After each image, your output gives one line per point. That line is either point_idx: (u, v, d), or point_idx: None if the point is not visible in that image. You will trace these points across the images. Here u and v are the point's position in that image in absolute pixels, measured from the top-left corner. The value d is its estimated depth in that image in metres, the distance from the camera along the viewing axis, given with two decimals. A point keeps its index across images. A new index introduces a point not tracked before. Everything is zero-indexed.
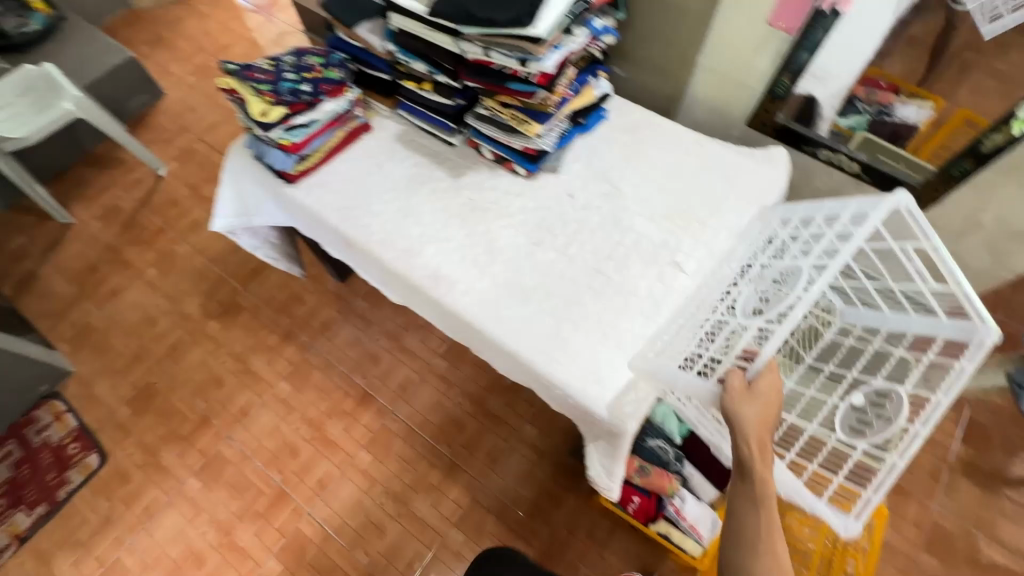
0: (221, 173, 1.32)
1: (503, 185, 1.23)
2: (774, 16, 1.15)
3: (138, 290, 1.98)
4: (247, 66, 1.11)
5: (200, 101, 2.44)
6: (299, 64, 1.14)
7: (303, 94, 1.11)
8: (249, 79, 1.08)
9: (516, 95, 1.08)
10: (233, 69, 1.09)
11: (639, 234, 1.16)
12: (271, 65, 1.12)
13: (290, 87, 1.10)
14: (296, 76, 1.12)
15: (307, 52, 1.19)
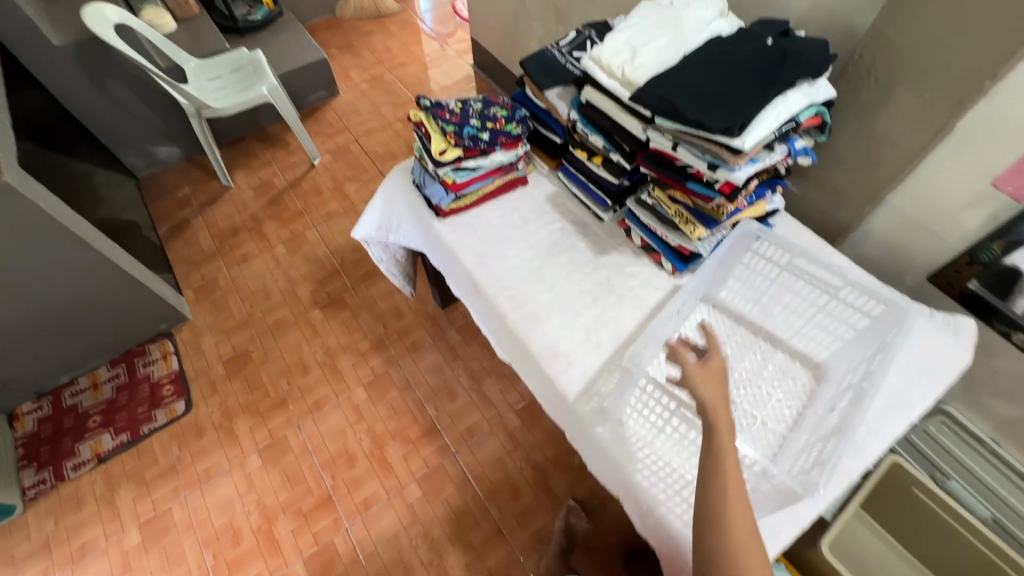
0: (378, 188, 1.39)
1: (645, 276, 1.17)
2: (1001, 177, 1.02)
3: (264, 262, 2.14)
4: (439, 104, 1.16)
5: (367, 107, 2.65)
6: (484, 113, 1.16)
7: (480, 142, 1.14)
8: (437, 118, 1.13)
9: (691, 194, 1.03)
10: (426, 105, 1.14)
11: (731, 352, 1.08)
12: (460, 107, 1.16)
13: (471, 133, 1.13)
14: (479, 123, 1.15)
15: (495, 101, 1.21)
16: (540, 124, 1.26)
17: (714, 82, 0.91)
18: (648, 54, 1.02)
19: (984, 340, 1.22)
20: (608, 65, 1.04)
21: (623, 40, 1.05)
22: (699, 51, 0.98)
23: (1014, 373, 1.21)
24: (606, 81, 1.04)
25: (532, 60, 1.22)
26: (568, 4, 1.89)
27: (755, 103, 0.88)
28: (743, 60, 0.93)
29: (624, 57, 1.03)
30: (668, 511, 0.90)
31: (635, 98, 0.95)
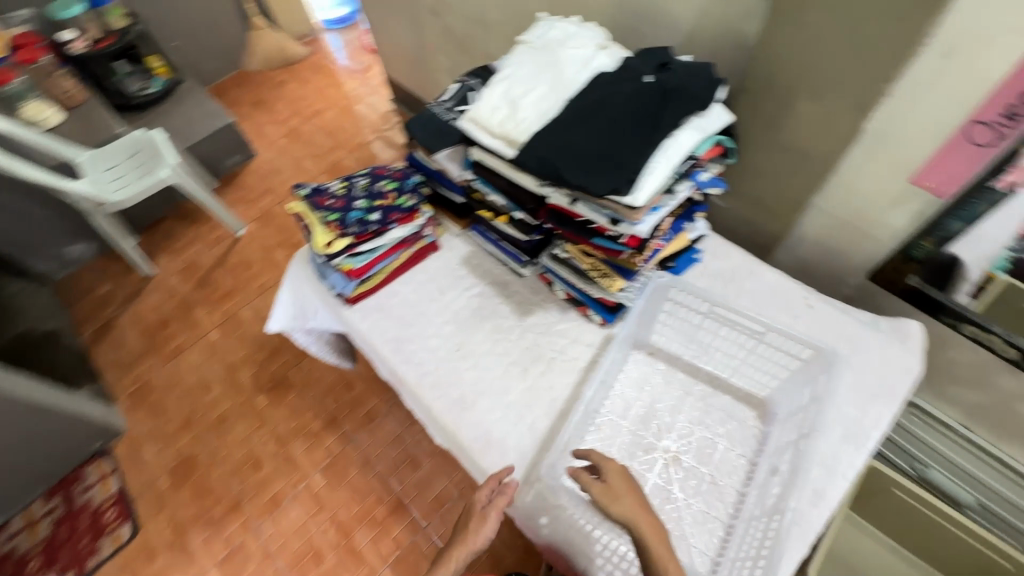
0: (283, 277, 1.29)
1: (576, 332, 1.09)
2: (919, 174, 0.96)
3: (200, 352, 2.01)
4: (320, 190, 1.07)
5: (288, 164, 2.52)
6: (370, 190, 1.08)
7: (370, 225, 1.05)
8: (318, 208, 1.04)
9: (600, 249, 0.95)
10: (305, 195, 1.05)
11: (676, 411, 1.01)
12: (343, 191, 1.08)
13: (358, 218, 1.04)
14: (366, 204, 1.06)
15: (383, 174, 1.13)
16: (438, 186, 1.17)
17: (596, 133, 0.83)
18: (528, 107, 0.94)
19: (936, 333, 1.16)
20: (488, 124, 0.95)
21: (501, 93, 0.97)
22: (580, 97, 0.90)
23: (972, 363, 1.15)
24: (489, 140, 0.95)
25: (416, 121, 1.12)
26: (467, 34, 1.78)
27: (640, 154, 0.80)
28: (624, 103, 0.85)
29: (504, 112, 0.95)
30: None
31: (517, 161, 0.87)
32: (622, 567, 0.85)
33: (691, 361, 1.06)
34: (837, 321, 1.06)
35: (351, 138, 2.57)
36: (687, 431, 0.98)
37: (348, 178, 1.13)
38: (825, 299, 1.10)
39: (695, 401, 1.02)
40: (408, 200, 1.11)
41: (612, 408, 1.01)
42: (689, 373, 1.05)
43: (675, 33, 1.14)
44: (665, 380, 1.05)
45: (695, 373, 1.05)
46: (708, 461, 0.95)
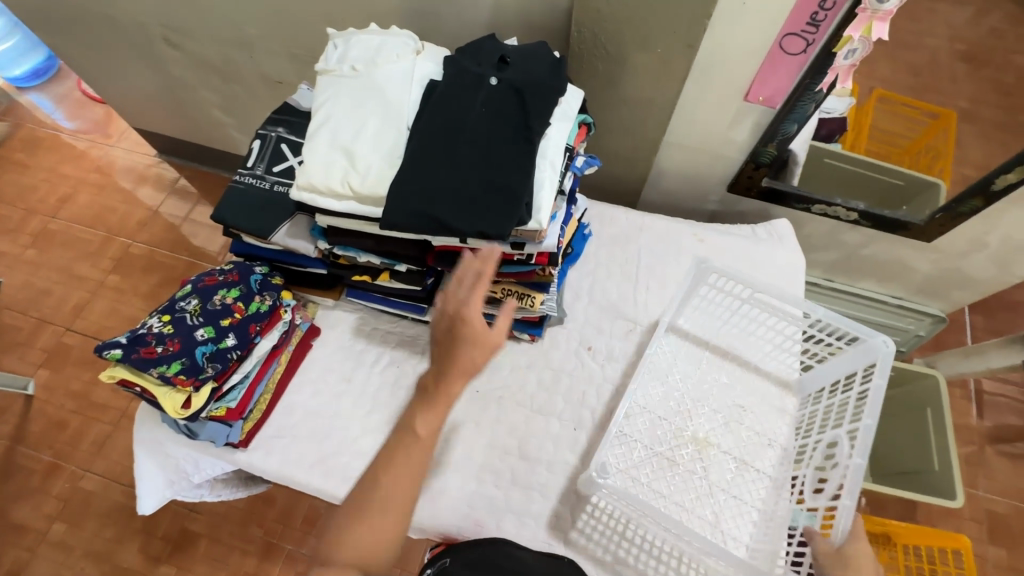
0: (133, 446, 0.98)
1: (510, 359, 1.01)
2: (750, 90, 1.01)
3: (49, 558, 1.53)
4: (135, 339, 0.78)
5: (54, 278, 1.93)
6: (208, 310, 0.82)
7: (229, 354, 0.81)
8: (148, 365, 0.76)
9: (510, 275, 0.86)
10: (120, 357, 0.76)
11: (712, 399, 0.97)
12: (172, 326, 0.80)
13: (210, 354, 0.79)
14: (211, 331, 0.81)
15: (212, 281, 0.86)
16: (288, 266, 0.95)
17: (466, 163, 0.72)
18: (369, 152, 0.77)
19: (792, 217, 1.30)
20: (327, 187, 0.76)
21: (327, 144, 0.78)
22: (426, 120, 0.76)
23: (823, 231, 1.32)
24: (338, 206, 0.77)
25: (228, 203, 0.87)
26: (226, 58, 1.45)
27: (524, 173, 0.70)
28: (483, 118, 0.73)
29: (342, 167, 0.77)
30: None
31: (385, 222, 0.72)
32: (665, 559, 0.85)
33: (720, 339, 1.02)
34: (748, 250, 1.11)
35: (125, 216, 2.04)
36: (718, 421, 0.95)
37: (167, 303, 0.83)
38: (711, 226, 1.15)
39: (722, 384, 0.99)
40: (262, 300, 0.87)
41: (649, 403, 0.97)
42: (715, 353, 1.02)
43: (480, 9, 1.03)
44: (696, 366, 1.00)
45: (719, 352, 1.01)
46: (751, 446, 0.93)
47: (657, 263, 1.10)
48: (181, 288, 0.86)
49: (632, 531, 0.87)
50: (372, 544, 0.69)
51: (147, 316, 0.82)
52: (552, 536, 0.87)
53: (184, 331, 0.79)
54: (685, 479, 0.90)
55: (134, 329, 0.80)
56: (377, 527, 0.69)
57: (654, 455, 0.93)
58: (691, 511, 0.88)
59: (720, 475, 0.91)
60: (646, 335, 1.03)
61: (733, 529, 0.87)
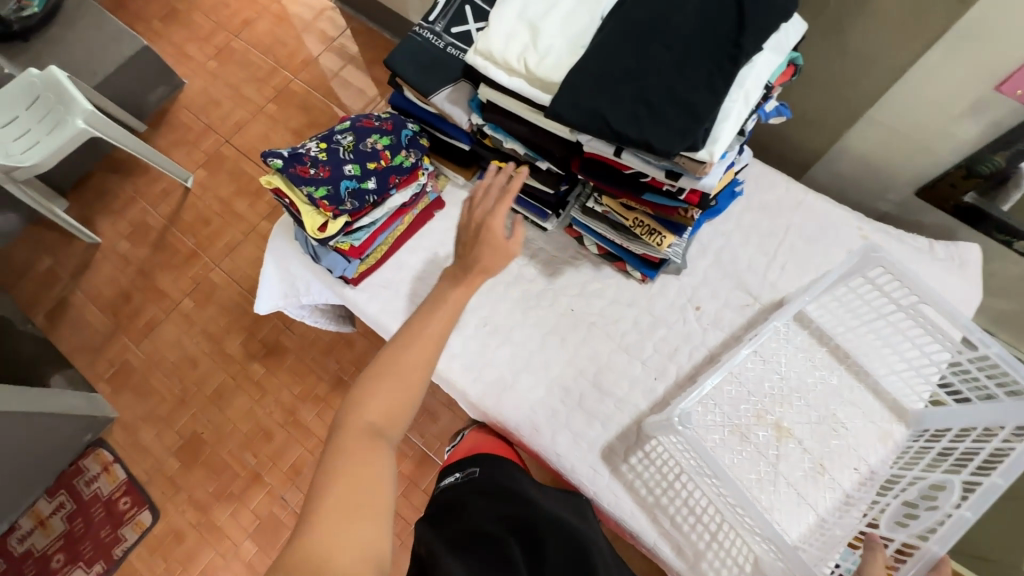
0: (266, 251, 1.11)
1: (614, 291, 0.99)
2: (1005, 81, 0.82)
3: (175, 324, 1.83)
4: (294, 155, 0.84)
5: (225, 93, 2.13)
6: (359, 150, 0.86)
7: (367, 196, 0.85)
8: (301, 183, 0.82)
9: (649, 205, 0.81)
10: (280, 167, 0.82)
11: (813, 398, 0.90)
12: (326, 154, 0.85)
13: (352, 189, 0.84)
14: (357, 169, 0.85)
15: (368, 124, 0.89)
16: (437, 133, 0.96)
17: (654, 63, 0.65)
18: (554, 32, 0.73)
19: (982, 248, 1.10)
20: (504, 58, 0.74)
21: (516, 13, 0.75)
22: (623, 10, 0.69)
23: (1013, 277, 1.11)
24: (508, 82, 0.75)
25: (402, 52, 0.88)
26: None
27: (715, 91, 0.62)
28: (689, 18, 0.65)
29: (524, 41, 0.74)
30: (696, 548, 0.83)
31: (551, 108, 0.69)
32: (706, 521, 0.85)
33: (848, 342, 0.91)
34: (913, 264, 0.97)
35: (293, 53, 2.17)
36: (810, 420, 0.89)
37: (326, 133, 0.89)
38: (882, 225, 1.00)
39: (829, 388, 0.90)
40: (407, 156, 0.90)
41: (743, 376, 0.92)
42: (836, 355, 0.92)
43: None
44: (808, 362, 0.92)
45: (841, 355, 0.91)
46: (838, 457, 0.86)
47: (804, 246, 0.99)
48: (340, 124, 0.90)
49: (681, 483, 0.87)
50: (393, 406, 0.63)
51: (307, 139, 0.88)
52: (602, 460, 0.89)
53: (336, 163, 0.84)
54: (752, 460, 0.87)
55: (294, 148, 0.86)
56: (399, 390, 0.63)
57: (728, 426, 0.89)
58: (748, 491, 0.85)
59: (793, 471, 0.86)
60: (763, 314, 0.95)
61: (786, 522, 0.83)
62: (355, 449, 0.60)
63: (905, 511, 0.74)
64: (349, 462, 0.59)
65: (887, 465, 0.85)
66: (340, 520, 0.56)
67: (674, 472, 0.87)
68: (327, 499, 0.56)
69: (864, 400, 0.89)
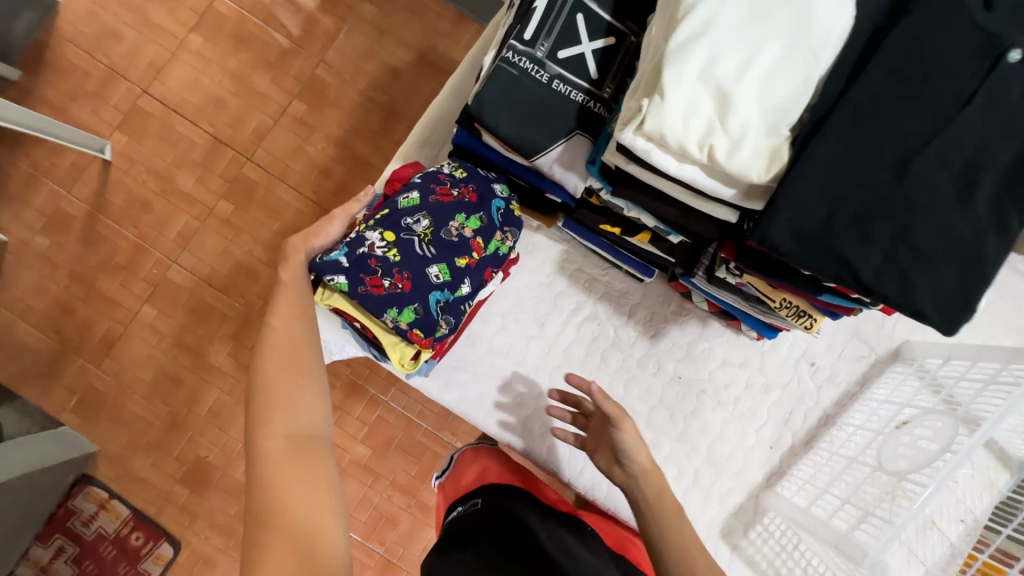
0: None
1: (723, 351, 0.88)
2: None
3: (142, 337, 1.53)
4: (358, 264, 0.64)
5: (122, 12, 1.52)
6: (444, 243, 0.67)
7: (460, 304, 0.68)
8: (376, 306, 0.64)
9: (814, 299, 0.67)
10: (345, 288, 0.63)
11: None
12: (399, 254, 0.65)
13: (444, 303, 0.67)
14: (445, 270, 0.67)
15: (450, 201, 0.68)
16: (521, 182, 0.73)
17: (921, 187, 0.47)
18: (751, 101, 0.51)
19: None
20: (679, 141, 0.51)
21: (695, 68, 0.51)
22: (870, 87, 0.48)
23: None
24: (677, 173, 0.54)
25: (491, 90, 0.61)
26: None
27: (1003, 237, 0.47)
28: (975, 119, 0.47)
29: (708, 116, 0.51)
30: None
31: (757, 228, 0.50)
32: None
33: None
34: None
35: None
36: None
37: (389, 214, 0.67)
38: None
39: None
40: (502, 239, 0.71)
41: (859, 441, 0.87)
42: None
43: None
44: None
45: None
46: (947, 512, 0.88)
47: None
48: (404, 193, 0.68)
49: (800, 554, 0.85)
50: (306, 407, 0.56)
51: (364, 223, 0.66)
52: (721, 540, 0.85)
53: (418, 269, 0.65)
54: None
55: (351, 245, 0.65)
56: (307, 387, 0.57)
57: None
58: None
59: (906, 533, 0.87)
60: (881, 368, 0.88)
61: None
62: (291, 467, 0.51)
63: None
64: (281, 490, 0.50)
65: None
66: (302, 539, 0.47)
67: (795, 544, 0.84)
68: (279, 529, 0.47)
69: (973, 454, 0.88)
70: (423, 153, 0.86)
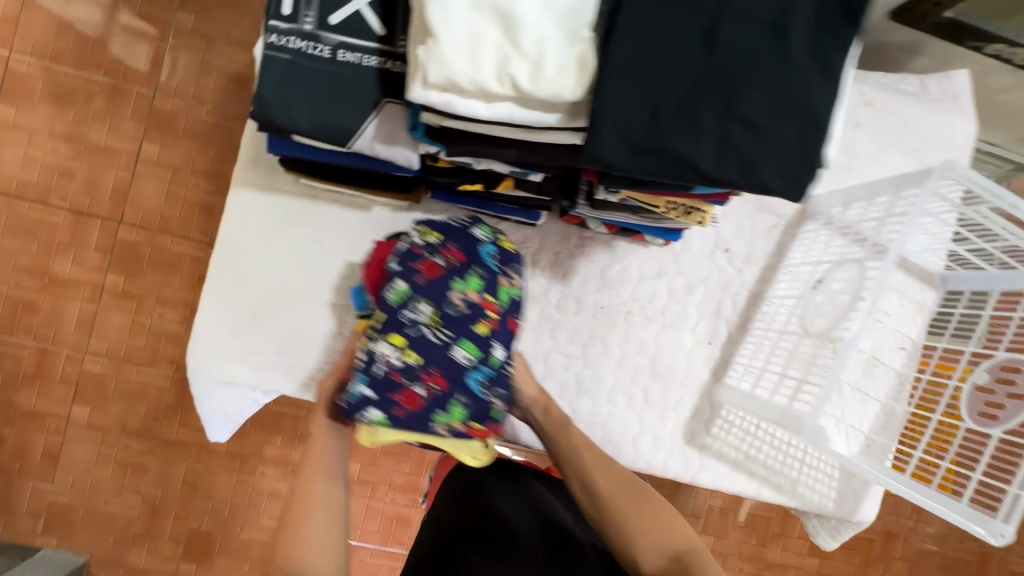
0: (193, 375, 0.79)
1: (637, 267, 0.85)
2: None
3: (84, 439, 1.45)
4: (388, 387, 0.71)
5: None
6: (460, 321, 0.74)
7: (498, 372, 0.76)
8: (421, 418, 0.72)
9: (695, 195, 0.63)
10: (382, 418, 0.71)
11: None
12: (420, 354, 0.72)
13: (486, 380, 0.74)
14: (472, 349, 0.74)
15: (445, 278, 0.74)
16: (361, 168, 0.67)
17: (734, 50, 0.43)
18: (533, 11, 0.45)
19: (949, 54, 1.02)
20: (475, 80, 0.46)
21: None
22: None
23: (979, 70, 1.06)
24: (490, 114, 0.48)
25: (270, 84, 0.53)
26: None
27: (829, 74, 0.43)
28: None
29: (497, 43, 0.45)
30: (807, 486, 0.88)
31: (587, 150, 0.45)
32: (794, 452, 0.88)
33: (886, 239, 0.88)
34: (915, 117, 0.90)
35: None
36: None
37: (387, 316, 0.72)
38: (876, 78, 0.89)
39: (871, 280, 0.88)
40: (509, 282, 0.77)
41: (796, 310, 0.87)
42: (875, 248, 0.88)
43: None
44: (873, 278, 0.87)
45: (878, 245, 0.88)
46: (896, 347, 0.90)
47: None
48: (391, 286, 0.72)
49: (762, 431, 0.87)
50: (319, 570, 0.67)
51: (369, 337, 0.72)
52: (688, 446, 0.86)
53: (444, 362, 0.72)
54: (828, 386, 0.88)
55: (367, 369, 0.71)
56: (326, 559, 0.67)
57: None
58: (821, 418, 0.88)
59: (852, 378, 0.89)
60: (793, 233, 0.87)
61: (855, 421, 0.89)
62: None
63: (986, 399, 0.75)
64: None
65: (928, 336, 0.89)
66: None
67: (756, 427, 0.87)
68: None
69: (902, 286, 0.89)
70: (259, 171, 0.77)
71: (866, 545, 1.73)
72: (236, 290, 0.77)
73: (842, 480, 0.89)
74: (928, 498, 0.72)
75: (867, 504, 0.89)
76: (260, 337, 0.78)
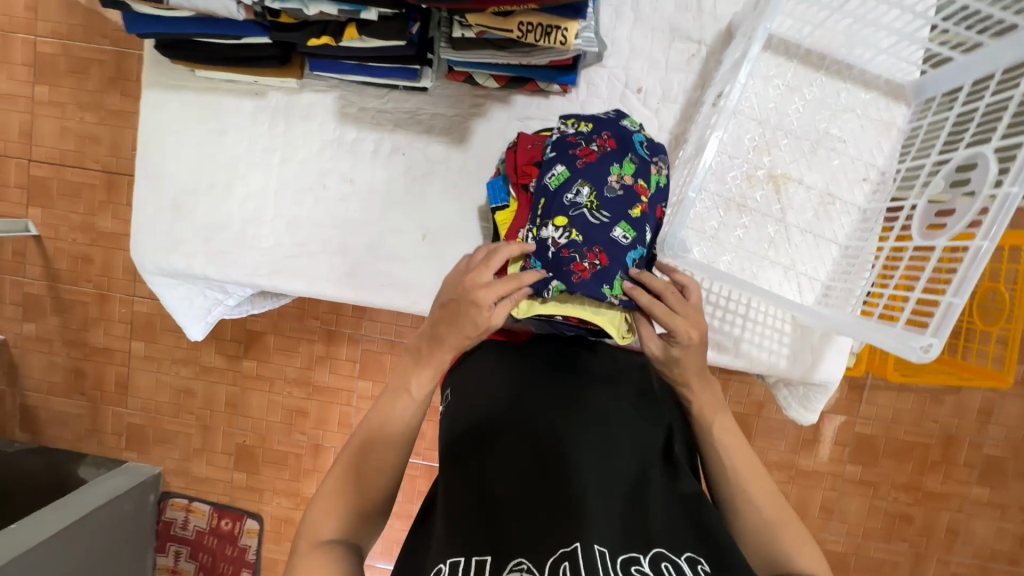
0: (146, 274, 0.89)
1: (539, 121, 0.80)
2: None
3: (145, 369, 1.51)
4: (557, 259, 0.64)
5: None
6: (618, 199, 0.66)
7: (649, 253, 0.70)
8: (595, 290, 0.65)
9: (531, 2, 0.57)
10: (563, 287, 0.64)
11: (793, 127, 0.76)
12: (582, 233, 0.65)
13: (641, 259, 0.68)
14: (627, 228, 0.66)
15: (604, 162, 0.67)
16: (216, 38, 0.70)
17: None
18: None
19: None
20: None
21: None
22: None
23: None
24: None
25: None
26: None
27: None
28: None
29: None
30: (750, 341, 0.81)
31: None
32: (732, 306, 0.81)
33: (826, 50, 0.74)
34: None
35: None
36: (802, 151, 0.76)
37: (549, 200, 0.66)
38: None
39: (814, 101, 0.76)
40: (659, 170, 0.70)
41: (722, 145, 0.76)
42: (808, 60, 0.76)
43: None
44: (782, 87, 0.76)
45: (815, 60, 0.75)
46: (854, 174, 0.77)
47: None
48: (550, 172, 0.67)
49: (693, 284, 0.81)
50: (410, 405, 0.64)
51: (533, 224, 0.66)
52: None
53: (606, 240, 0.65)
54: (769, 231, 0.77)
55: (539, 254, 0.65)
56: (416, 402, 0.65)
57: (723, 202, 0.77)
58: (763, 270, 0.77)
59: (798, 217, 0.77)
60: (712, 63, 0.77)
61: (808, 268, 0.77)
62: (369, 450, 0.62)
63: (937, 207, 0.64)
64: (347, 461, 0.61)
65: (897, 159, 0.76)
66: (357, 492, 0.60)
67: None
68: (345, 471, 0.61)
69: (852, 105, 0.76)
70: (162, 71, 0.82)
71: (920, 450, 1.29)
72: (157, 183, 0.84)
73: (794, 335, 0.80)
74: (860, 327, 0.62)
75: (828, 360, 0.79)
76: (185, 227, 0.84)
